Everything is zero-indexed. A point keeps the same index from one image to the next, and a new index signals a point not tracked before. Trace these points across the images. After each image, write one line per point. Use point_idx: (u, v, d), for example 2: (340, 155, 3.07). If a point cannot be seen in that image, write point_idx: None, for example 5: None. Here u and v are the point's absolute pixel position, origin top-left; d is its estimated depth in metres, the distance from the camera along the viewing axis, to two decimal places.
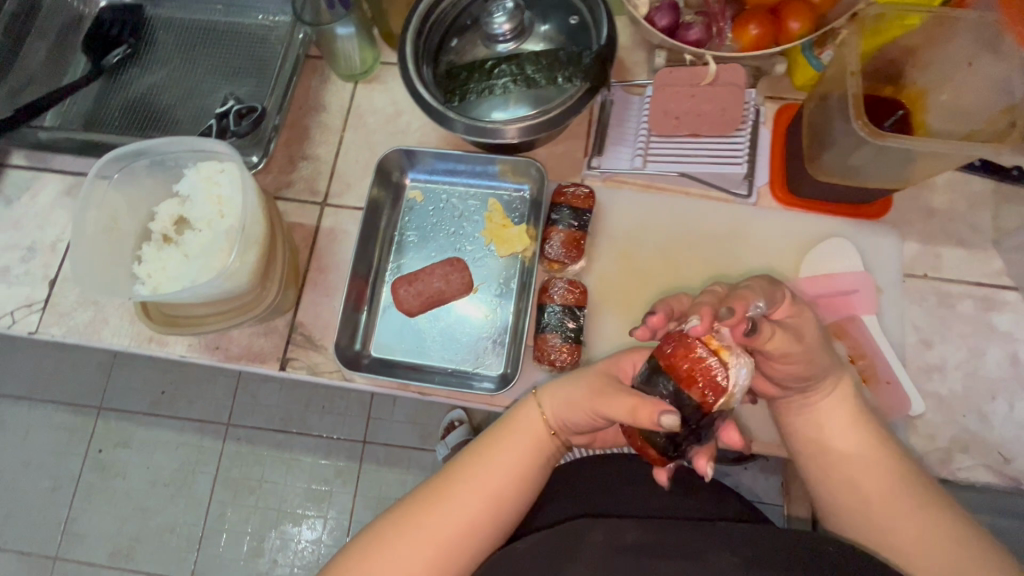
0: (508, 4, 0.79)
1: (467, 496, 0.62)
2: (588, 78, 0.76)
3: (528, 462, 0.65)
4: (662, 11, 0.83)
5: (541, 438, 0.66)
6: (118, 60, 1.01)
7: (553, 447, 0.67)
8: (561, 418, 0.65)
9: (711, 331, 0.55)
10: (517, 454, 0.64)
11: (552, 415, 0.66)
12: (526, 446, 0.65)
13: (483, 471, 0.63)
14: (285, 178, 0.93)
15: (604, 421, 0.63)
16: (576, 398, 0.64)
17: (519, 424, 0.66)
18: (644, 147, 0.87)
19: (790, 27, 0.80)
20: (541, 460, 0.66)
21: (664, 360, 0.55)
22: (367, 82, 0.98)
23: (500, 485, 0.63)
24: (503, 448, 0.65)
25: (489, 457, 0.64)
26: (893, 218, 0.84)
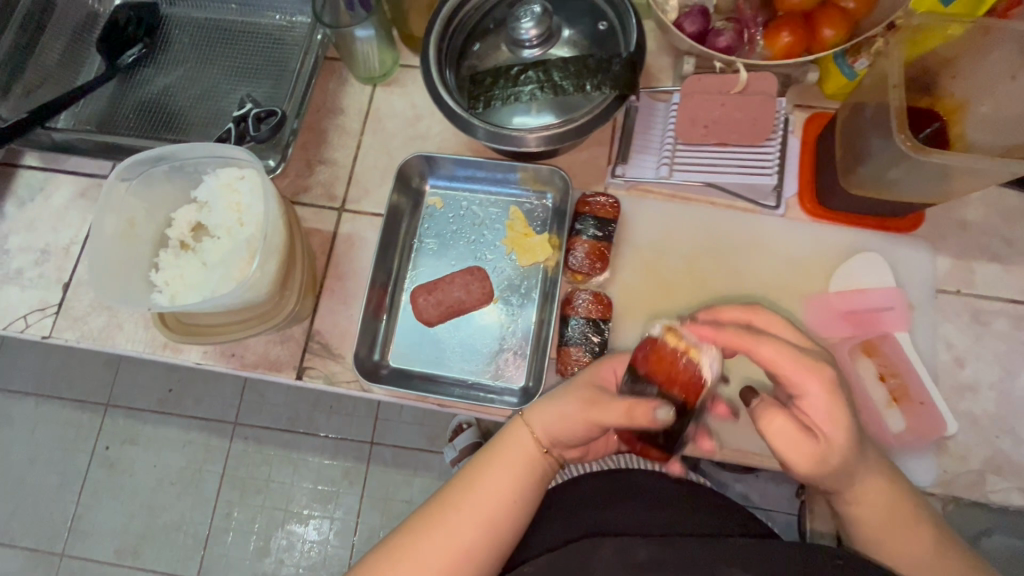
0: (535, 9, 0.77)
1: (463, 518, 0.59)
2: (617, 86, 0.74)
3: (525, 481, 0.62)
4: (691, 17, 0.80)
5: (537, 455, 0.63)
6: (133, 60, 0.99)
7: (547, 464, 0.64)
8: (552, 435, 0.62)
9: (678, 333, 0.60)
10: (513, 472, 0.62)
11: (546, 432, 0.62)
12: (518, 465, 0.62)
13: (479, 492, 0.61)
14: (302, 182, 0.91)
15: (598, 430, 0.62)
16: (568, 412, 0.61)
17: (514, 441, 0.63)
18: (671, 156, 0.84)
19: (824, 35, 0.78)
20: (534, 478, 0.63)
21: (644, 370, 0.59)
22: (385, 85, 0.96)
23: (497, 506, 0.60)
24: (499, 467, 0.62)
25: (484, 477, 0.61)
26: (926, 232, 0.82)
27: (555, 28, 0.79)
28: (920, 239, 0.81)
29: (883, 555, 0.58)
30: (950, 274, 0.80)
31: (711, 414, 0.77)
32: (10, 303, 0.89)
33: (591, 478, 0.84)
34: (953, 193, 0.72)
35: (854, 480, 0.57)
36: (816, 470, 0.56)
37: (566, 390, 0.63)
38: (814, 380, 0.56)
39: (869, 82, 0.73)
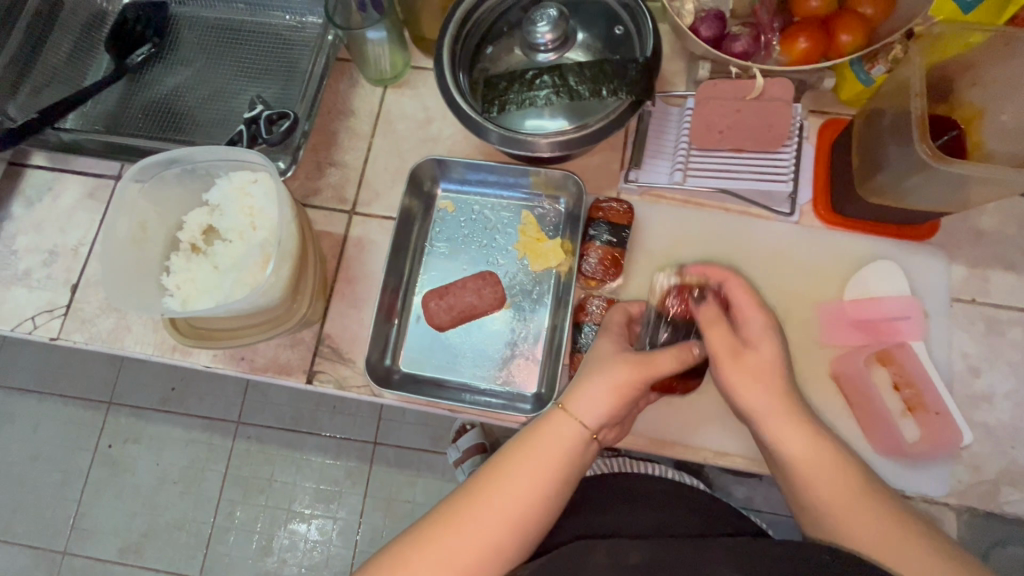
0: (551, 13, 0.76)
1: (508, 498, 0.60)
2: (633, 91, 0.73)
3: (569, 465, 0.62)
4: (707, 22, 0.80)
5: (582, 437, 0.63)
6: (142, 59, 0.99)
7: (591, 448, 0.64)
8: (596, 417, 0.63)
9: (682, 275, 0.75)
10: (557, 456, 0.62)
11: (590, 414, 0.63)
12: (566, 449, 0.62)
13: (523, 473, 0.61)
14: (313, 185, 0.90)
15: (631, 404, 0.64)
16: (611, 385, 0.63)
17: (559, 422, 0.63)
18: (685, 161, 0.84)
19: (841, 41, 0.77)
20: (581, 462, 0.63)
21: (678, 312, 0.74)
22: (396, 87, 0.95)
23: (541, 487, 0.60)
24: (543, 449, 0.62)
25: (527, 459, 0.61)
26: (941, 240, 0.81)
27: (571, 31, 0.78)
28: (935, 247, 0.81)
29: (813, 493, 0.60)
30: (965, 282, 0.80)
31: (723, 422, 0.77)
32: (19, 304, 0.89)
33: (587, 483, 0.84)
34: (969, 201, 0.72)
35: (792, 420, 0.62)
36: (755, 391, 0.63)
37: (608, 365, 0.65)
38: (758, 313, 0.67)
39: (885, 90, 0.73)
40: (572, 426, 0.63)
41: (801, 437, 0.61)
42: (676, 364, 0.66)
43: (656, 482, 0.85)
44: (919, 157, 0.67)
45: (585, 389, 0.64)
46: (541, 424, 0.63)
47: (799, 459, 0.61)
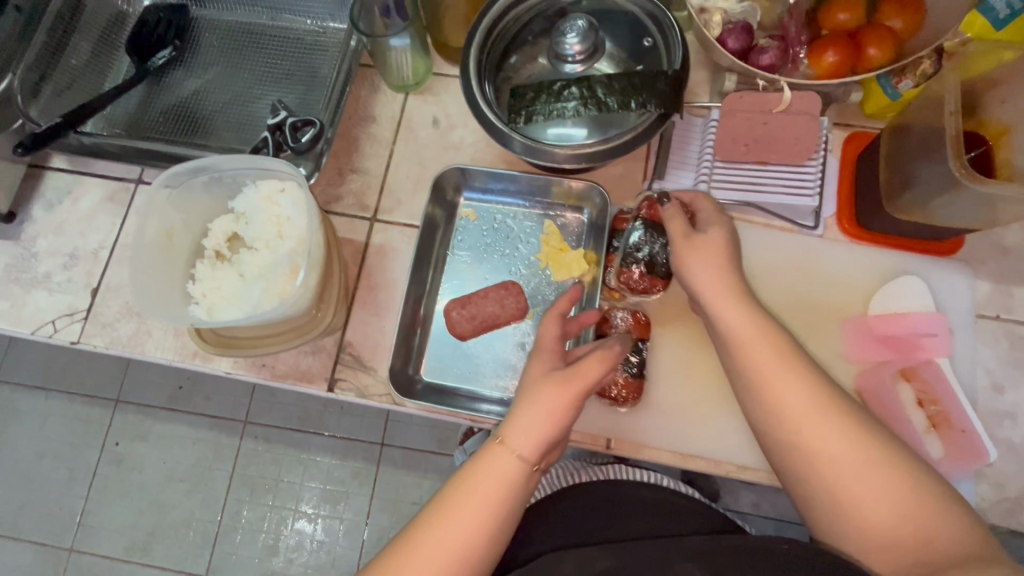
0: (580, 24, 0.76)
1: (440, 544, 0.58)
2: (662, 104, 0.73)
3: (501, 502, 0.61)
4: (734, 34, 0.79)
5: (516, 471, 0.62)
6: (163, 63, 0.98)
7: (530, 475, 0.63)
8: (531, 442, 0.62)
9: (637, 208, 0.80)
10: (486, 490, 0.61)
11: (523, 444, 0.62)
12: (503, 480, 0.61)
13: (454, 515, 0.60)
14: (334, 191, 0.90)
15: (568, 422, 0.63)
16: (547, 406, 0.62)
17: (489, 460, 0.62)
18: (709, 173, 0.83)
19: (869, 54, 0.77)
20: (519, 492, 0.62)
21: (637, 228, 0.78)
22: (418, 93, 0.95)
23: (476, 530, 0.59)
24: (475, 487, 0.61)
25: (460, 500, 0.61)
26: (965, 255, 0.81)
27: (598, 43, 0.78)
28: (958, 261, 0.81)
29: (743, 360, 0.65)
30: (990, 297, 0.80)
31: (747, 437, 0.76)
32: (39, 308, 0.89)
33: (581, 491, 0.83)
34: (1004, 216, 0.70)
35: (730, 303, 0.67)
36: (708, 276, 0.69)
37: (536, 390, 0.64)
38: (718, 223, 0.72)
39: (916, 106, 0.73)
40: (503, 460, 0.62)
41: (740, 308, 0.67)
42: (599, 371, 0.63)
43: (657, 490, 0.85)
44: (950, 171, 0.68)
45: (516, 420, 0.63)
46: (474, 461, 0.63)
47: (735, 325, 0.66)
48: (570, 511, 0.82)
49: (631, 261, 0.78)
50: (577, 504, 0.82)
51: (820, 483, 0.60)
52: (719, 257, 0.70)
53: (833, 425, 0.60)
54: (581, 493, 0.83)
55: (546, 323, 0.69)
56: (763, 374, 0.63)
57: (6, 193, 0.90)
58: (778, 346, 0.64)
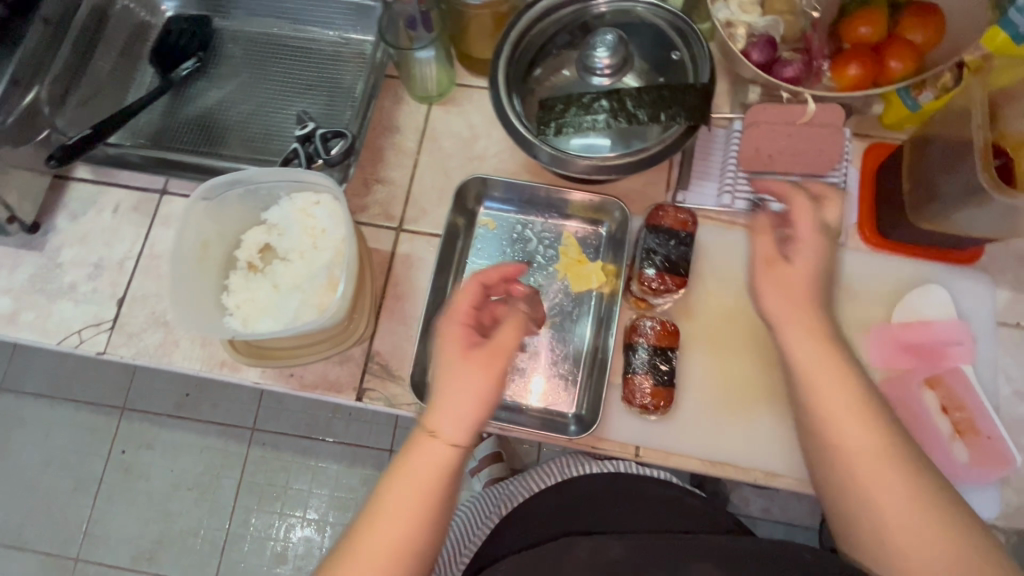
0: (609, 39, 0.78)
1: (379, 550, 0.56)
2: (692, 116, 0.76)
3: (433, 494, 0.58)
4: (758, 47, 0.81)
5: (444, 459, 0.58)
6: (187, 73, 0.99)
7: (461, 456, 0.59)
8: (455, 424, 0.58)
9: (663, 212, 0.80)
10: (415, 484, 0.57)
11: (450, 428, 0.58)
12: (433, 468, 0.58)
13: (389, 517, 0.57)
14: (360, 201, 0.91)
15: (492, 397, 0.59)
16: (470, 383, 0.59)
17: (416, 453, 0.58)
18: (732, 184, 0.85)
19: (891, 67, 0.78)
20: (454, 478, 0.59)
21: (661, 229, 0.79)
22: (441, 104, 0.96)
23: (413, 530, 0.57)
24: (405, 483, 0.58)
25: (389, 501, 0.58)
26: (985, 264, 0.82)
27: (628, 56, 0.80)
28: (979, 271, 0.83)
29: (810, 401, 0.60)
30: (1011, 306, 0.81)
31: (771, 445, 0.77)
32: (65, 317, 0.89)
33: (591, 481, 0.85)
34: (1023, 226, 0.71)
35: (797, 332, 0.62)
36: (788, 299, 0.63)
37: (453, 372, 0.59)
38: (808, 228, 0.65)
39: (943, 119, 0.74)
40: (430, 449, 0.58)
41: (813, 342, 0.61)
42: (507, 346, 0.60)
43: (672, 488, 0.86)
44: (975, 184, 0.69)
45: (440, 405, 0.59)
46: (402, 455, 0.59)
47: (804, 361, 0.60)
48: (580, 502, 0.84)
49: (647, 263, 0.78)
50: (572, 497, 0.84)
51: (860, 532, 0.57)
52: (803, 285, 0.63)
53: (894, 478, 0.55)
54: (592, 486, 0.85)
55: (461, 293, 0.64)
56: (820, 412, 0.59)
57: (33, 203, 0.90)
58: (849, 388, 0.59)
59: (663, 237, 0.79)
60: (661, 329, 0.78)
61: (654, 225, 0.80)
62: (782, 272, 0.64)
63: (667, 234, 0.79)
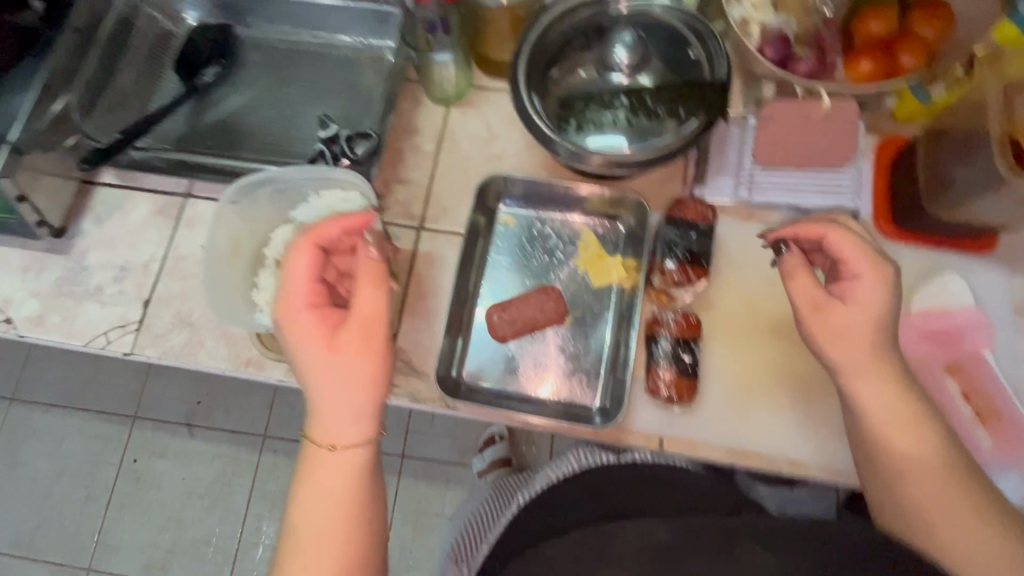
0: (626, 42, 0.83)
1: (322, 551, 0.60)
2: (709, 113, 0.78)
3: (357, 486, 0.62)
4: (771, 44, 0.83)
5: (344, 450, 0.62)
6: (210, 79, 1.01)
7: (366, 445, 0.63)
8: (343, 416, 0.62)
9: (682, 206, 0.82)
10: (335, 477, 0.62)
11: (336, 422, 0.62)
12: (345, 466, 0.62)
13: (321, 516, 0.61)
14: (381, 201, 0.92)
15: (376, 379, 0.63)
16: (346, 371, 0.62)
17: (319, 454, 0.62)
18: (749, 179, 0.86)
19: (904, 62, 0.80)
20: (367, 471, 0.63)
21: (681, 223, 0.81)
22: (459, 106, 0.97)
23: (350, 523, 0.62)
24: (324, 483, 0.62)
25: (308, 512, 0.62)
26: (1002, 254, 0.83)
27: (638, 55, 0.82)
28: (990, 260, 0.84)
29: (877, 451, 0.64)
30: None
31: (797, 434, 0.77)
32: (91, 320, 0.90)
33: (616, 468, 0.89)
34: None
35: (865, 388, 0.63)
36: (847, 354, 0.64)
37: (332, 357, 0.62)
38: (866, 272, 0.65)
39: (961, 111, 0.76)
40: (332, 446, 0.62)
41: (880, 397, 0.63)
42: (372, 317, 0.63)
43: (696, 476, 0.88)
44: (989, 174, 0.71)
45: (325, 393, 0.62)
46: (309, 457, 0.63)
47: (874, 418, 0.63)
48: (607, 487, 0.87)
49: (667, 256, 0.80)
50: (588, 485, 0.88)
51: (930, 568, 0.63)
52: (860, 333, 0.64)
53: (964, 525, 0.61)
54: (616, 472, 0.89)
55: (295, 265, 0.65)
56: (897, 457, 0.63)
57: (61, 208, 0.92)
58: (923, 429, 0.62)
59: (683, 231, 0.81)
60: (684, 320, 0.79)
61: (674, 218, 0.82)
62: (836, 315, 0.65)
63: (687, 228, 0.81)
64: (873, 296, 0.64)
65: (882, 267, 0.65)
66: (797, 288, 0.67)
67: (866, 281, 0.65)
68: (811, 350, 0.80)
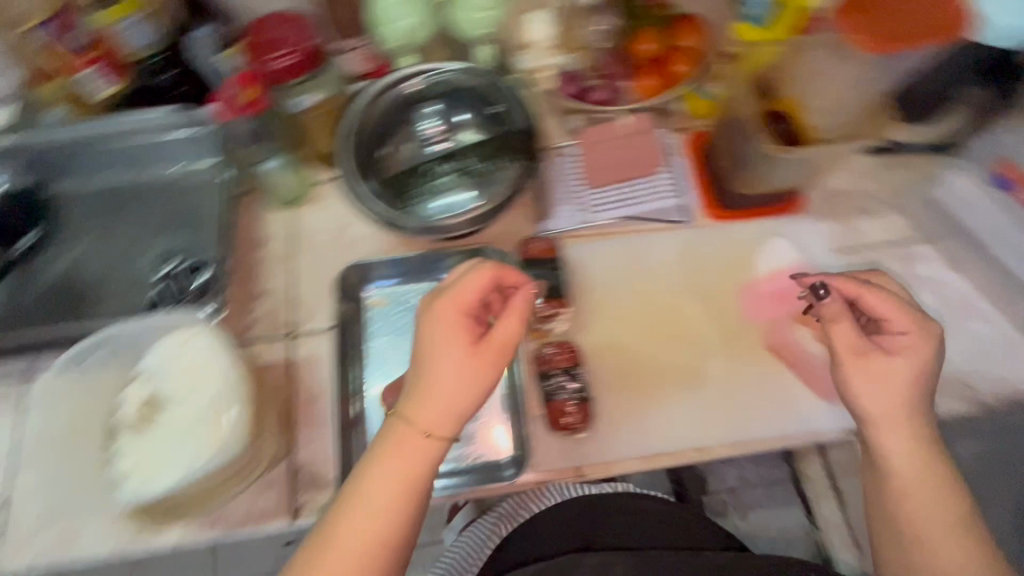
0: (432, 112, 0.90)
1: (349, 558, 0.58)
2: (525, 154, 0.85)
3: (394, 515, 0.60)
4: (565, 83, 0.93)
5: (412, 466, 0.61)
6: (29, 247, 0.94)
7: (435, 450, 0.61)
8: (433, 416, 0.61)
9: (529, 243, 0.87)
10: (398, 487, 0.60)
11: (428, 421, 0.61)
12: (411, 467, 0.61)
13: (361, 526, 0.59)
14: (245, 320, 0.90)
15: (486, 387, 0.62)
16: (464, 373, 0.61)
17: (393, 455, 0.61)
18: (586, 202, 0.93)
19: (678, 71, 0.93)
20: (419, 486, 0.61)
21: (530, 260, 0.86)
22: (303, 205, 0.98)
23: (372, 551, 0.59)
24: (373, 491, 0.60)
25: (347, 524, 0.59)
26: (811, 206, 0.94)
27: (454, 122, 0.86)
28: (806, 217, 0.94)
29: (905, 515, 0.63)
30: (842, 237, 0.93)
31: (693, 422, 0.82)
32: None
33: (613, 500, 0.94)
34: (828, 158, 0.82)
35: (898, 442, 0.63)
36: (885, 411, 0.63)
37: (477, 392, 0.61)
38: (909, 331, 0.65)
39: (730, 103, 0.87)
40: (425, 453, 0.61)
41: (925, 469, 0.62)
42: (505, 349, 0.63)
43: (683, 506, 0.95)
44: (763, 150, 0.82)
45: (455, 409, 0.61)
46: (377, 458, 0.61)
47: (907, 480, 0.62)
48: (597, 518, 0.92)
49: None
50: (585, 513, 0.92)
51: None
52: (902, 388, 0.63)
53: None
54: (611, 507, 0.93)
55: (461, 287, 0.64)
56: (917, 526, 0.63)
57: None
58: (947, 502, 0.62)
59: (534, 266, 0.86)
60: (560, 346, 0.83)
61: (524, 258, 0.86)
62: (869, 367, 0.64)
63: (537, 262, 0.86)
64: (915, 368, 0.63)
65: (935, 322, 0.66)
66: (836, 332, 0.67)
67: (914, 342, 0.64)
68: (685, 342, 0.86)
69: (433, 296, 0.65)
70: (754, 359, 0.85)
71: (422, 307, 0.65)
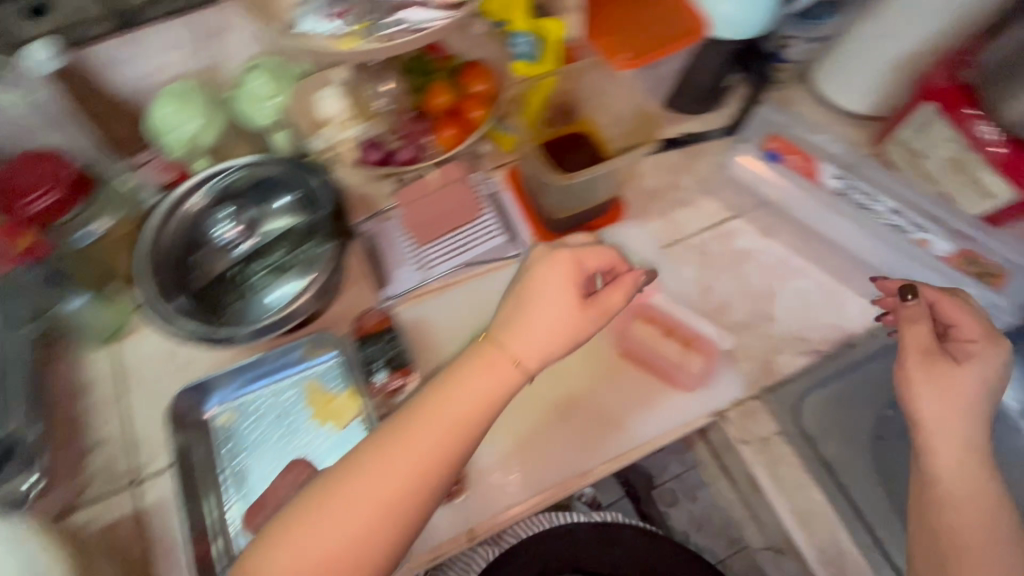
0: (228, 212, 0.87)
1: (327, 537, 0.59)
2: (331, 235, 0.86)
3: (420, 498, 0.62)
4: (367, 151, 0.93)
5: (440, 457, 0.62)
6: None
7: (519, 379, 0.66)
8: (523, 347, 0.66)
9: (364, 321, 0.87)
10: (402, 478, 0.61)
11: (522, 351, 0.66)
12: (467, 405, 0.64)
13: (347, 500, 0.60)
14: (80, 481, 0.81)
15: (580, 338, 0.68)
16: (552, 326, 0.67)
17: (427, 433, 0.63)
18: (419, 261, 0.92)
19: (473, 117, 0.95)
20: (462, 443, 0.64)
21: (366, 338, 0.85)
22: (121, 338, 0.89)
23: (353, 541, 0.59)
24: (382, 479, 0.61)
25: (354, 483, 0.60)
26: (631, 211, 0.99)
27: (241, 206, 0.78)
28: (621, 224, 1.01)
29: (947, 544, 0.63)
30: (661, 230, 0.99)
31: (568, 452, 0.82)
32: None
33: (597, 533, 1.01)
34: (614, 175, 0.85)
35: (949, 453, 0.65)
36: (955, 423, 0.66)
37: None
38: (985, 343, 0.69)
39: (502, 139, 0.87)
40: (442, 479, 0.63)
41: (973, 493, 0.64)
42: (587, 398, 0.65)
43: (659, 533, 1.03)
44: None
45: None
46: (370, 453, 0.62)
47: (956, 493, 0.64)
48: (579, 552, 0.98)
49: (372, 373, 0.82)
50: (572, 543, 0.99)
51: None
52: (967, 399, 0.66)
53: None
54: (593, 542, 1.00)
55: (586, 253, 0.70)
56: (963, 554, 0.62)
57: None
58: (991, 531, 0.63)
59: (371, 342, 0.84)
60: None
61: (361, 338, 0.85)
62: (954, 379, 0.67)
63: (374, 338, 0.85)
64: (995, 370, 0.68)
65: (1000, 341, 0.69)
66: (913, 333, 0.71)
67: (983, 351, 0.69)
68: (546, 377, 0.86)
69: (551, 249, 0.70)
70: (610, 372, 0.87)
71: (541, 254, 0.69)
